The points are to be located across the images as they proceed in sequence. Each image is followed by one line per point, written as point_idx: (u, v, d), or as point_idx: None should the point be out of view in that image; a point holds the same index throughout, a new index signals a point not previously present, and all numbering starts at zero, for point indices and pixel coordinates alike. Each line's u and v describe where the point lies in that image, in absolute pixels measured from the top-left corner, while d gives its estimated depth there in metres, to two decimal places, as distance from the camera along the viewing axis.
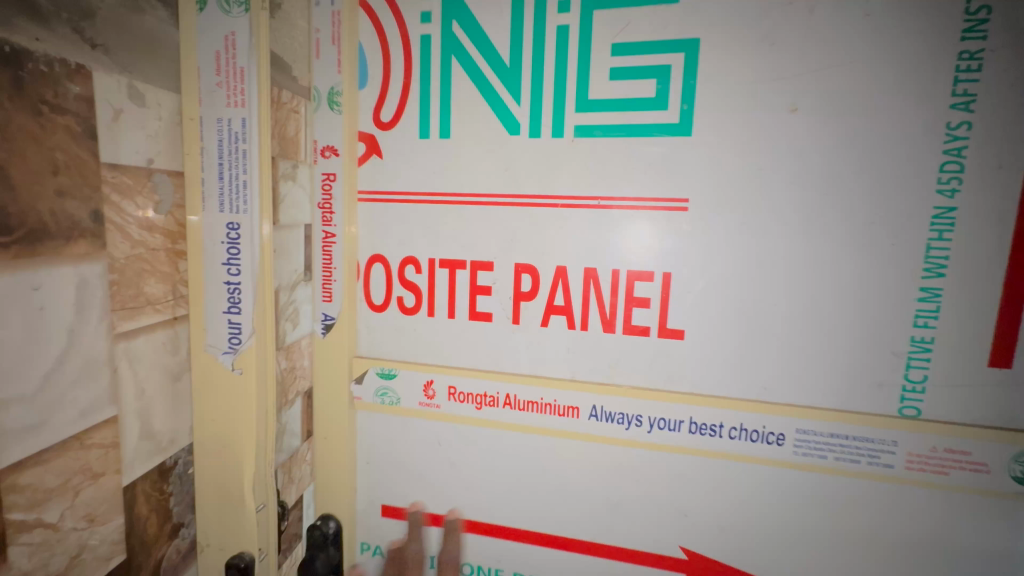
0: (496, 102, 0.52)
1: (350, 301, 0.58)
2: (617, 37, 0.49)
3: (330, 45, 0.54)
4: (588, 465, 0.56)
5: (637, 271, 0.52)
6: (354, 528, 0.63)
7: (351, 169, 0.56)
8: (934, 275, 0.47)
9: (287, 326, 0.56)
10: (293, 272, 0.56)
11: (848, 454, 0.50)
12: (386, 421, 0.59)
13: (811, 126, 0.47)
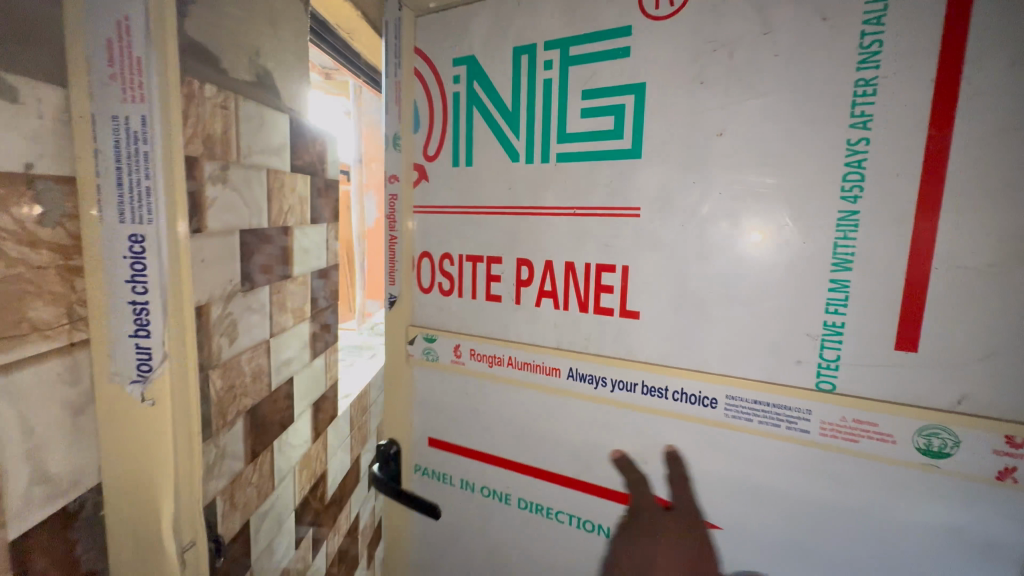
0: (506, 144, 0.57)
1: (407, 286, 0.66)
2: (587, 83, 0.51)
3: (394, 102, 0.64)
4: (563, 442, 0.57)
5: (602, 262, 0.53)
6: (410, 451, 0.69)
7: (408, 193, 0.64)
8: (841, 269, 0.42)
9: (221, 343, 0.47)
10: (227, 282, 0.47)
11: (769, 417, 0.46)
12: (435, 377, 0.65)
13: (735, 150, 0.45)
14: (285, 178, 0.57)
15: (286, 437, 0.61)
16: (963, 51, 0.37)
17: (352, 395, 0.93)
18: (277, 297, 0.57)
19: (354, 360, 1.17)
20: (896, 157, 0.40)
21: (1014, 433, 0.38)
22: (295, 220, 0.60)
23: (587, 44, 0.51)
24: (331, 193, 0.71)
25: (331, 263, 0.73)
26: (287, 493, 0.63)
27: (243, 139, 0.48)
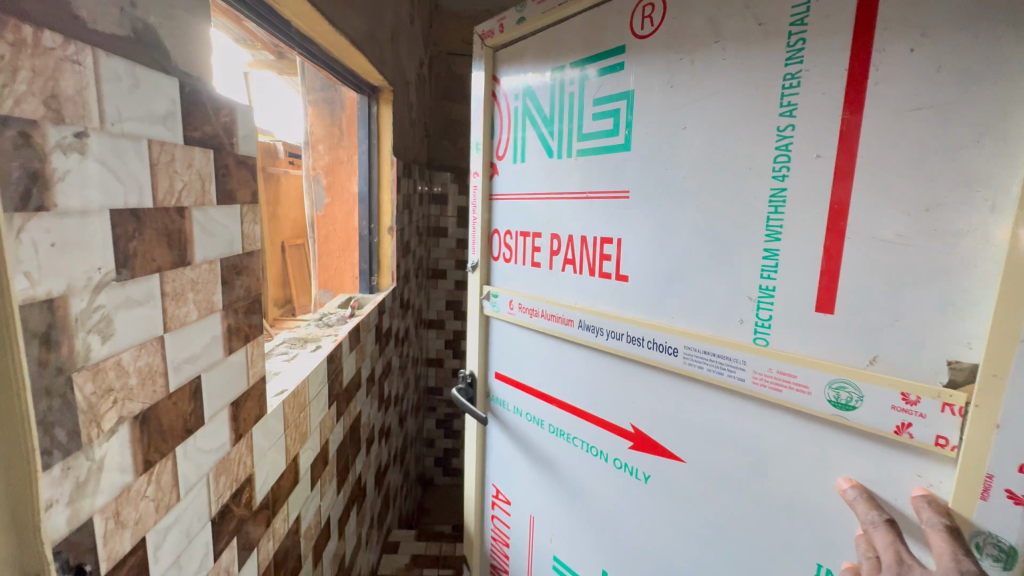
0: (543, 140, 0.88)
1: (483, 254, 1.05)
2: (596, 94, 0.77)
3: (480, 119, 1.02)
4: (572, 365, 0.86)
5: (605, 237, 0.78)
6: (484, 382, 1.10)
7: (487, 183, 1.02)
8: (772, 239, 0.59)
9: (88, 339, 0.40)
10: (91, 271, 0.40)
11: (713, 365, 0.64)
12: (499, 321, 1.03)
13: (694, 140, 0.65)
14: (177, 151, 0.50)
15: (194, 442, 0.55)
16: (868, 64, 0.51)
17: (286, 393, 0.85)
18: (171, 290, 0.50)
19: (295, 356, 1.08)
20: (815, 142, 0.55)
21: (908, 391, 0.49)
22: (192, 201, 0.53)
23: (596, 63, 0.77)
24: (243, 171, 0.63)
25: (255, 248, 0.67)
26: (200, 500, 0.57)
27: (111, 103, 0.42)
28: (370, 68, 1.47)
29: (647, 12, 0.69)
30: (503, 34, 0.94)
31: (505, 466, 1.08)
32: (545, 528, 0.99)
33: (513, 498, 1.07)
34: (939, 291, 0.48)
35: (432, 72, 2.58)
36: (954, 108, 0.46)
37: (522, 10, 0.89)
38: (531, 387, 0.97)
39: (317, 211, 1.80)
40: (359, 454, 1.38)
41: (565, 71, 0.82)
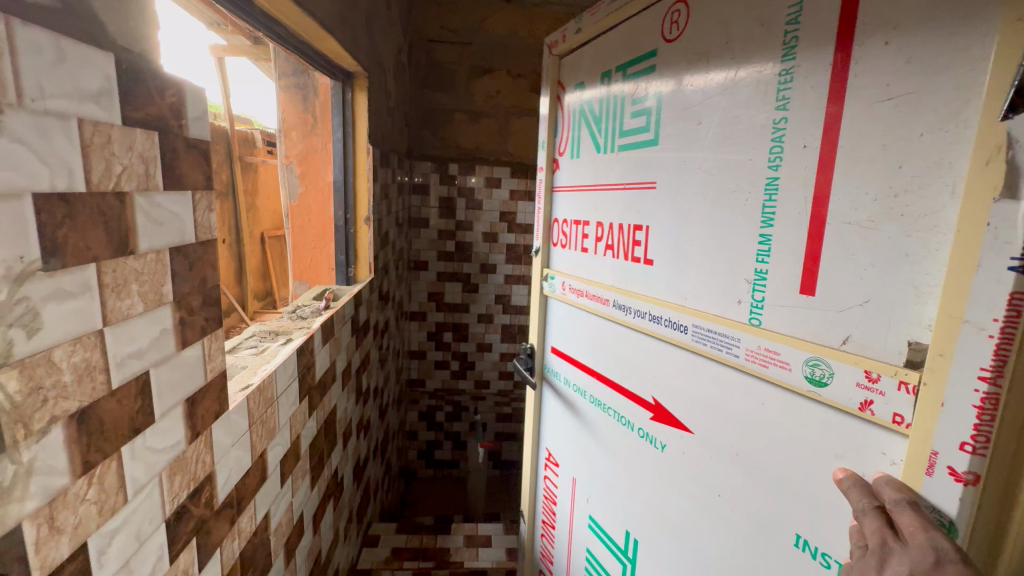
0: (593, 138, 0.96)
1: (544, 239, 1.16)
2: (634, 94, 0.83)
3: (545, 120, 1.13)
4: (607, 342, 0.92)
5: (637, 224, 0.83)
6: (541, 355, 1.20)
7: (550, 176, 1.13)
8: (766, 225, 0.60)
9: (7, 333, 0.37)
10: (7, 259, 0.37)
11: (714, 342, 0.67)
12: (555, 300, 1.12)
13: (706, 133, 0.68)
14: (116, 134, 0.47)
15: (143, 440, 0.52)
16: (849, 57, 0.51)
17: (250, 387, 0.82)
18: (112, 281, 0.47)
19: (264, 350, 1.05)
20: (803, 133, 0.56)
21: (870, 368, 0.49)
22: (134, 185, 0.49)
23: (635, 65, 0.83)
24: (193, 154, 0.60)
25: (210, 237, 0.64)
26: (152, 500, 0.54)
27: (33, 79, 0.39)
28: (342, 52, 1.42)
29: (675, 18, 0.74)
30: (565, 43, 1.03)
31: (557, 432, 1.16)
32: (585, 492, 1.04)
33: (561, 462, 1.14)
34: (902, 275, 0.47)
35: (411, 59, 2.51)
36: (921, 97, 0.46)
37: (580, 21, 0.98)
38: (577, 359, 1.04)
39: (291, 201, 1.74)
40: (336, 448, 1.36)
41: (613, 74, 0.89)
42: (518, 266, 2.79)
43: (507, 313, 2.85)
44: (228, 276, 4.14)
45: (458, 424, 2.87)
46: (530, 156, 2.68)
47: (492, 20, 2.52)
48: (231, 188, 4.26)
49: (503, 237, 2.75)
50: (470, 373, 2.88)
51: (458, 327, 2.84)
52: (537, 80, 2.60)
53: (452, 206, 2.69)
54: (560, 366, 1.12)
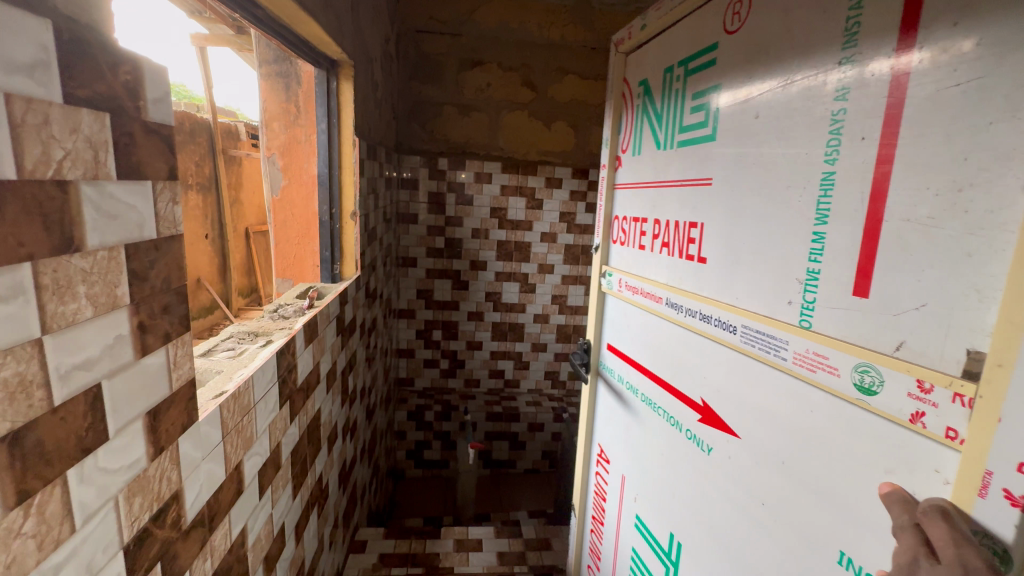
0: (653, 134, 0.95)
1: (603, 236, 1.16)
2: (695, 88, 0.82)
3: (608, 118, 1.13)
4: (657, 341, 0.91)
5: (692, 222, 0.81)
6: (597, 352, 1.20)
7: (611, 174, 1.13)
8: (820, 222, 0.57)
9: None
10: None
11: (763, 344, 0.64)
12: (612, 297, 1.12)
13: (764, 127, 0.66)
14: (57, 114, 0.41)
15: (94, 461, 0.46)
16: (913, 41, 0.47)
17: (225, 394, 0.77)
18: (52, 283, 0.41)
19: (241, 353, 0.99)
20: (861, 124, 0.52)
21: (923, 377, 0.45)
22: (80, 172, 0.44)
23: (697, 59, 0.82)
24: (154, 141, 0.54)
25: (173, 233, 0.58)
26: (107, 527, 0.49)
27: None
28: (327, 39, 1.35)
29: (736, 9, 0.72)
30: (630, 40, 1.03)
31: (608, 428, 1.14)
32: (634, 491, 1.01)
33: (612, 459, 1.12)
34: (964, 277, 0.43)
35: (400, 50, 2.43)
36: (992, 82, 0.41)
37: (645, 18, 0.97)
38: (629, 356, 1.03)
39: (273, 195, 1.67)
40: (320, 454, 1.30)
41: (676, 68, 0.89)
42: (509, 263, 2.75)
43: (498, 310, 2.81)
44: (212, 271, 4.03)
45: (447, 424, 2.76)
46: (521, 151, 2.63)
47: (483, 11, 2.46)
48: (216, 182, 4.14)
49: (493, 233, 2.70)
50: (460, 371, 2.88)
51: (448, 325, 2.80)
52: (528, 74, 2.54)
53: (441, 201, 2.63)
54: (612, 364, 1.11)
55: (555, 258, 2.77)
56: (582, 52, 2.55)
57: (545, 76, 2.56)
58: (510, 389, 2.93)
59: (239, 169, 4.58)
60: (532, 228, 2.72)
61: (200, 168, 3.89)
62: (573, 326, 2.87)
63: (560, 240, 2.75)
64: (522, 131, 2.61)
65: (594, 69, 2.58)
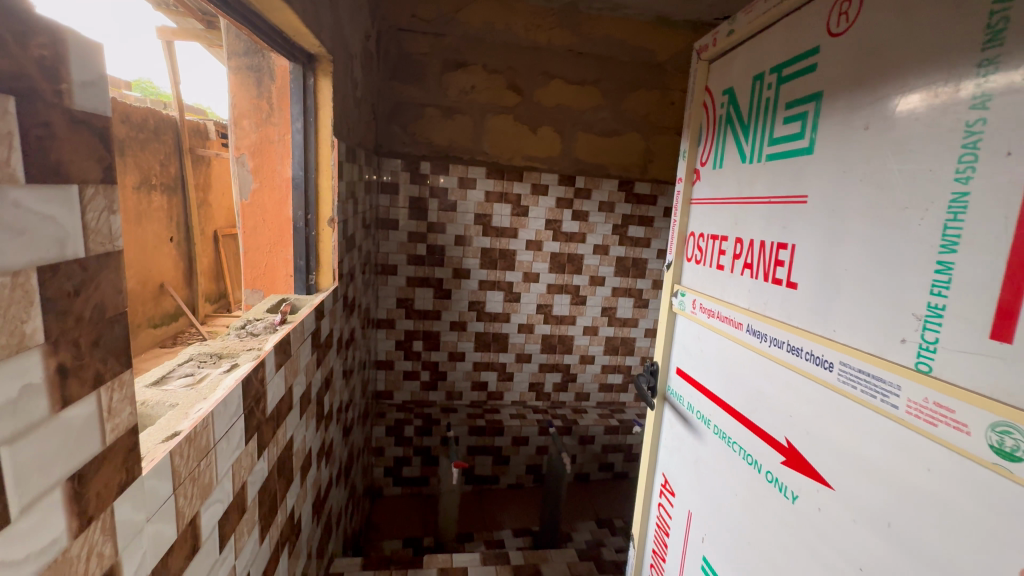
0: (738, 145, 0.96)
1: (678, 253, 1.18)
2: (790, 97, 0.81)
3: (686, 127, 1.17)
4: (736, 373, 0.89)
5: (782, 243, 0.79)
6: (664, 378, 1.20)
7: (688, 187, 1.16)
8: (948, 250, 0.53)
9: None
10: None
11: (868, 387, 0.60)
12: (686, 322, 1.12)
13: (873, 137, 0.63)
14: None
15: None
16: None
17: (177, 438, 0.65)
18: None
19: (200, 381, 0.86)
20: (1007, 137, 0.48)
21: None
22: None
23: (792, 66, 0.81)
24: (81, 136, 0.43)
25: (108, 250, 0.46)
26: None
27: None
28: (304, 30, 1.24)
29: (844, 8, 0.70)
30: (715, 47, 1.06)
31: (674, 458, 1.12)
32: (701, 530, 0.99)
33: (678, 492, 1.10)
34: None
35: (379, 48, 2.33)
36: None
37: (733, 23, 0.99)
38: (701, 382, 1.02)
39: (243, 199, 1.55)
40: (292, 487, 1.18)
41: (767, 76, 0.89)
42: (493, 271, 2.65)
43: (481, 320, 2.71)
44: (178, 276, 3.80)
45: (427, 439, 2.62)
46: (506, 156, 2.55)
47: (468, 10, 2.35)
48: (182, 182, 3.93)
49: (476, 240, 2.60)
50: (441, 384, 2.76)
51: (429, 335, 2.68)
52: (514, 77, 2.47)
53: (423, 206, 2.52)
54: (679, 389, 1.12)
55: (540, 266, 2.69)
56: (568, 57, 2.49)
57: (531, 80, 2.48)
58: (493, 401, 2.83)
59: (208, 170, 4.37)
60: (517, 235, 2.63)
61: (165, 168, 3.68)
62: (558, 336, 2.80)
63: (545, 248, 2.67)
64: (506, 136, 2.52)
65: (581, 75, 2.52)
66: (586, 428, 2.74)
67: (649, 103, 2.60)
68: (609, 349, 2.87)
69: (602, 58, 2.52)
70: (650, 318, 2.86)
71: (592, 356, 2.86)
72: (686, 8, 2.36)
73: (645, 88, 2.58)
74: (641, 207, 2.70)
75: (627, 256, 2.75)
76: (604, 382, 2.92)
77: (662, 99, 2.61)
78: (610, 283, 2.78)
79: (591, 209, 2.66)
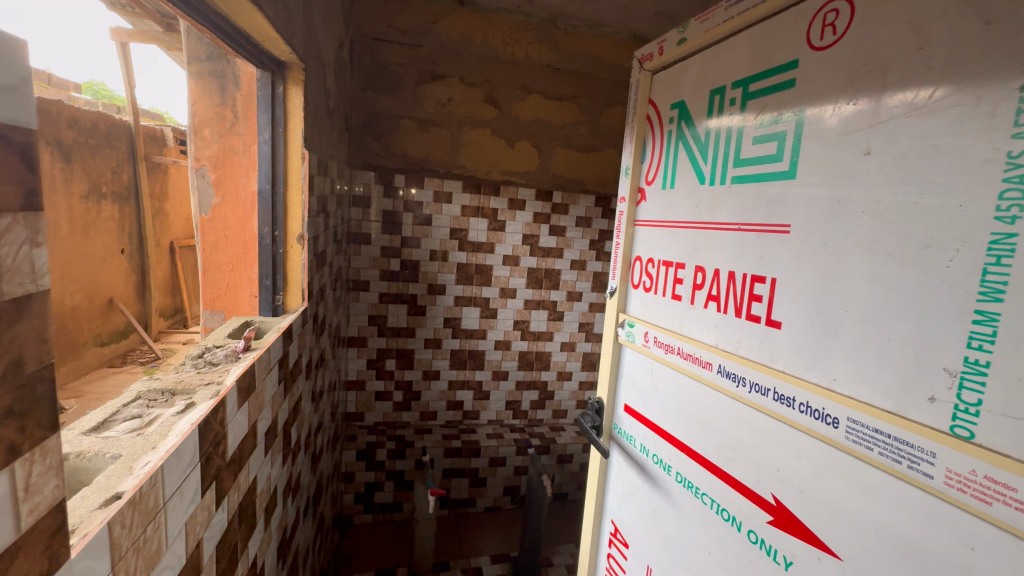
0: (696, 164, 1.01)
1: (622, 281, 1.26)
2: (759, 117, 0.86)
3: (629, 142, 1.24)
4: (712, 422, 0.91)
5: (758, 275, 0.83)
6: (610, 415, 1.29)
7: (631, 209, 1.23)
8: (991, 299, 0.53)
9: None
10: None
11: (892, 451, 0.61)
12: (636, 355, 1.18)
13: (878, 164, 0.65)
14: None
15: None
16: None
17: (117, 503, 0.55)
18: None
19: (148, 425, 0.76)
20: None
21: None
22: None
23: (761, 83, 0.86)
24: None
25: (27, 290, 0.38)
26: None
27: None
28: (274, 34, 1.15)
29: (829, 20, 0.73)
30: (664, 56, 1.13)
31: (627, 504, 1.20)
32: None
33: (632, 542, 1.17)
34: None
35: (354, 56, 2.24)
36: None
37: (684, 32, 1.06)
38: (660, 426, 1.08)
39: (203, 213, 1.43)
40: (255, 532, 1.07)
41: (727, 92, 0.94)
42: (469, 287, 2.58)
43: (456, 337, 2.62)
44: (129, 290, 3.55)
45: (401, 462, 2.50)
46: (483, 170, 2.50)
47: (444, 22, 2.32)
48: (136, 190, 3.70)
49: (453, 255, 2.53)
50: (415, 404, 2.65)
51: (402, 354, 2.58)
52: (491, 91, 2.43)
53: (396, 220, 2.43)
54: (630, 425, 1.20)
55: (518, 282, 2.64)
56: (546, 72, 2.48)
57: (508, 94, 2.45)
58: (469, 421, 2.73)
59: (165, 177, 4.14)
60: (493, 251, 2.57)
61: (116, 175, 3.45)
62: (536, 353, 2.74)
63: (523, 263, 2.63)
64: (483, 149, 2.48)
65: (558, 90, 2.51)
66: (564, 447, 2.68)
67: (625, 119, 2.61)
68: (587, 365, 2.83)
69: (580, 74, 2.52)
70: None
71: (569, 372, 2.82)
72: (662, 27, 2.42)
73: (621, 105, 2.60)
74: (617, 223, 2.70)
75: (604, 271, 2.74)
76: (582, 399, 2.87)
77: None
78: (587, 298, 2.75)
79: (569, 224, 2.64)
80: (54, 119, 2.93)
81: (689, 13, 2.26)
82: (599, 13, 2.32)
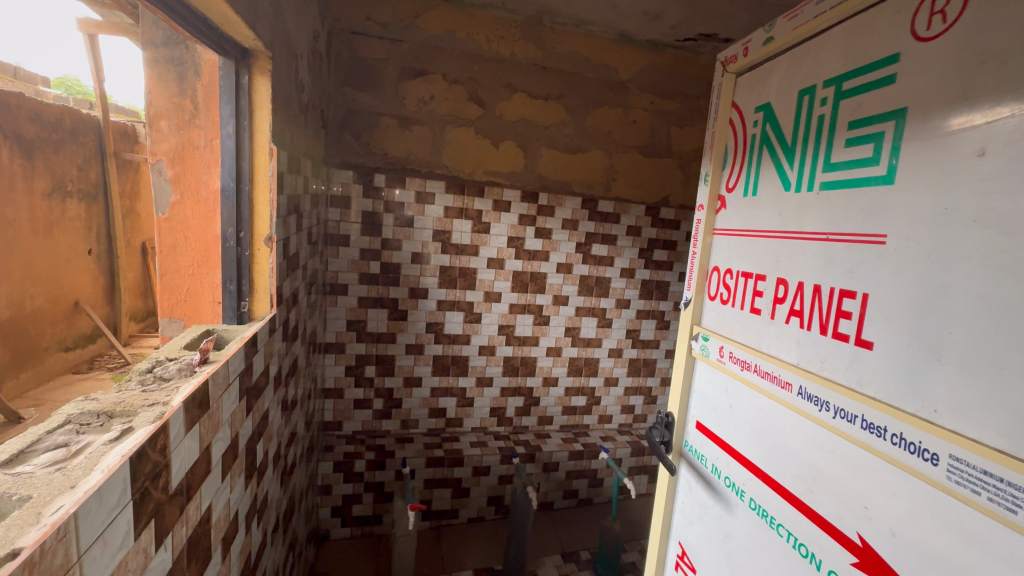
0: (780, 168, 1.00)
1: (698, 294, 1.26)
2: (854, 116, 0.83)
3: (709, 148, 1.25)
4: (793, 445, 0.90)
5: (847, 290, 0.81)
6: (680, 431, 1.29)
7: (710, 218, 1.23)
8: None
9: None
10: None
11: (1005, 499, 0.57)
12: (710, 369, 1.18)
13: (990, 167, 0.61)
14: None
15: None
16: None
17: (9, 565, 0.45)
18: None
19: (72, 457, 0.65)
20: None
21: None
22: None
23: (856, 80, 0.84)
24: None
25: None
26: None
27: None
28: (233, 17, 1.05)
29: (938, 8, 0.69)
30: (748, 57, 1.12)
31: (695, 526, 1.19)
32: None
33: (700, 566, 1.16)
34: None
35: (330, 51, 2.14)
36: None
37: (770, 31, 1.05)
38: (732, 446, 1.07)
39: (160, 213, 1.32)
40: (211, 566, 0.97)
41: (817, 91, 0.93)
42: (452, 291, 2.49)
43: (439, 342, 2.53)
44: (97, 294, 3.36)
45: (381, 473, 2.38)
46: (467, 169, 2.41)
47: (427, 17, 2.24)
48: (103, 189, 3.50)
49: (435, 258, 2.43)
50: (395, 412, 2.54)
51: (383, 359, 2.47)
52: (475, 88, 2.35)
53: (377, 221, 2.33)
54: (702, 442, 1.19)
55: (502, 285, 2.56)
56: (532, 70, 2.40)
57: (492, 92, 2.37)
58: (452, 429, 2.65)
59: (136, 177, 4.00)
60: (478, 253, 2.49)
61: (82, 173, 3.26)
62: (521, 358, 2.67)
63: (507, 266, 2.54)
64: (466, 149, 2.39)
65: (545, 89, 2.43)
66: (549, 454, 2.60)
67: (612, 120, 2.55)
68: (572, 370, 2.77)
69: (566, 73, 2.45)
70: (614, 337, 2.79)
71: (555, 378, 2.74)
72: (648, 27, 2.37)
73: (609, 105, 2.53)
74: (605, 225, 2.63)
75: (591, 275, 2.67)
76: (568, 405, 2.80)
77: (623, 117, 2.57)
78: (573, 302, 2.68)
79: (555, 227, 2.57)
80: (15, 113, 2.74)
81: (675, 13, 2.21)
82: (586, 11, 2.26)
